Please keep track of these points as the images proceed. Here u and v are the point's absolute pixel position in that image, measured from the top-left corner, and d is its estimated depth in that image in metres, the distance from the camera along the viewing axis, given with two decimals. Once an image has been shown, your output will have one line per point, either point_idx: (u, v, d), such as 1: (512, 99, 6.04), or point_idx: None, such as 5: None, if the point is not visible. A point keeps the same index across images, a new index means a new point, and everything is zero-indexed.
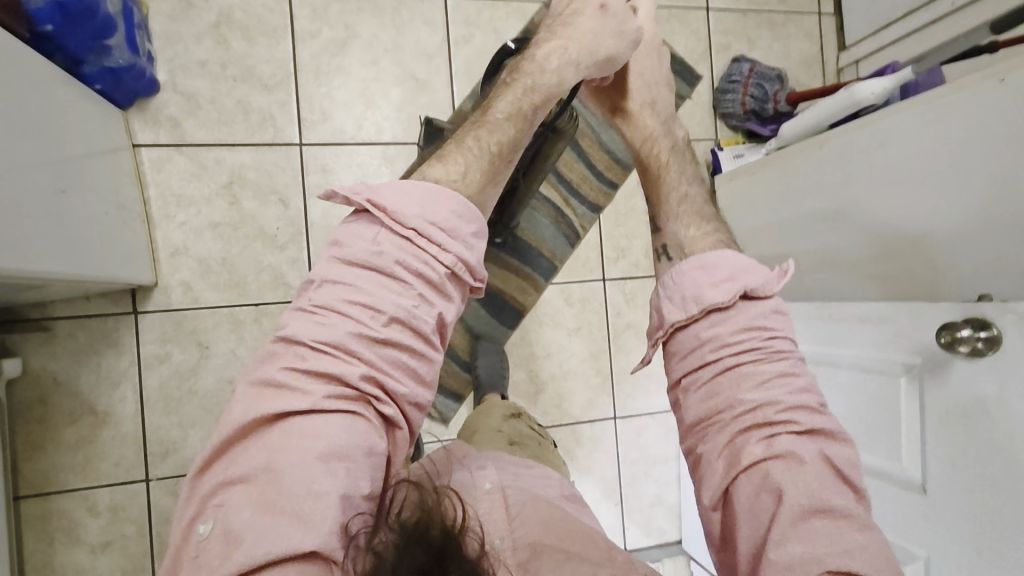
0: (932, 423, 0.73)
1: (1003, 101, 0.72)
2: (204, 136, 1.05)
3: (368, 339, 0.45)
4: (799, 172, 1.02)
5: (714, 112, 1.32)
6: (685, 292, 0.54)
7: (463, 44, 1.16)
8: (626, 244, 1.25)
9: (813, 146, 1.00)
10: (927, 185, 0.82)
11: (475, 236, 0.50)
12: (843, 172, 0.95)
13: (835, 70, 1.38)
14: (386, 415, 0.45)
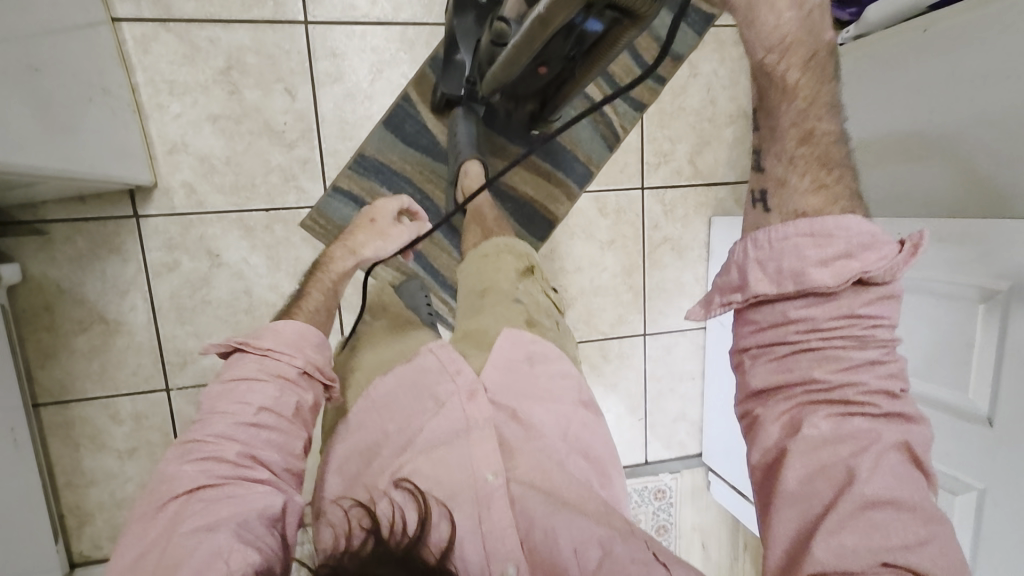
0: (1010, 355, 0.67)
1: None
2: (193, 10, 0.90)
3: (244, 422, 0.59)
4: (896, 63, 0.87)
5: None
6: (782, 263, 0.43)
7: None
8: (670, 148, 1.13)
9: (916, 31, 0.84)
10: None
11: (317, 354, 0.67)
12: (956, 64, 0.78)
13: None
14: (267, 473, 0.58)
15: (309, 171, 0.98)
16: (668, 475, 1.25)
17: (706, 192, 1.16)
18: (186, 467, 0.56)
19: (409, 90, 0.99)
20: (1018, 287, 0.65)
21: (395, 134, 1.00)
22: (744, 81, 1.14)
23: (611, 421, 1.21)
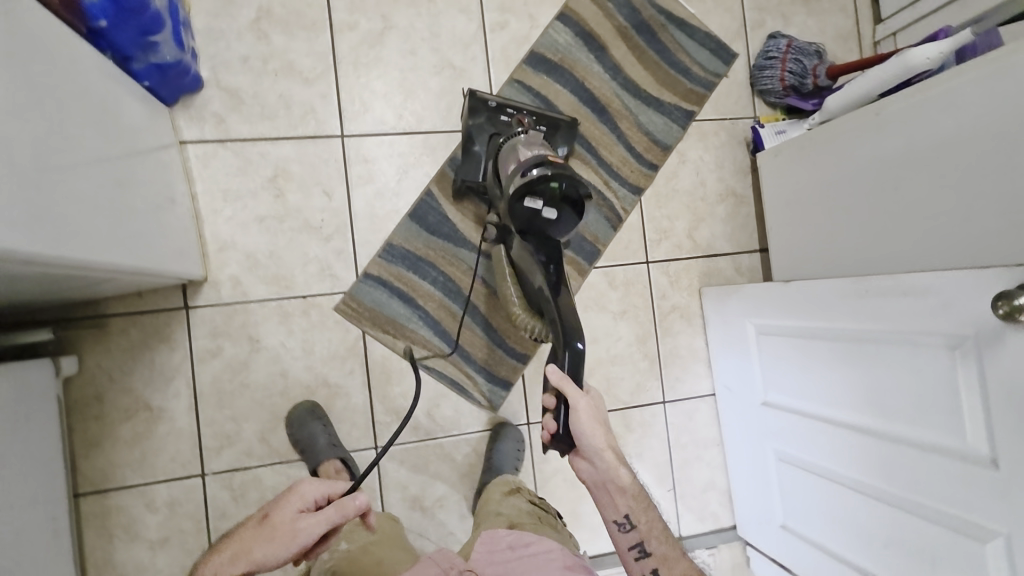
0: (999, 400, 0.65)
1: None
2: (248, 131, 1.05)
3: (290, 542, 0.63)
4: (852, 137, 1.00)
5: (751, 90, 1.30)
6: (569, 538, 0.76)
7: (499, 31, 1.17)
8: (669, 226, 1.24)
9: (868, 113, 0.96)
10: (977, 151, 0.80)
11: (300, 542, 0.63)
12: (903, 136, 0.91)
13: (871, 43, 1.37)
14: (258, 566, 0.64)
15: (343, 261, 1.08)
16: (705, 551, 1.21)
17: (705, 263, 1.25)
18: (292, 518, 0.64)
19: (430, 185, 1.12)
20: (984, 331, 0.66)
21: (420, 225, 1.11)
22: (729, 165, 1.28)
23: None
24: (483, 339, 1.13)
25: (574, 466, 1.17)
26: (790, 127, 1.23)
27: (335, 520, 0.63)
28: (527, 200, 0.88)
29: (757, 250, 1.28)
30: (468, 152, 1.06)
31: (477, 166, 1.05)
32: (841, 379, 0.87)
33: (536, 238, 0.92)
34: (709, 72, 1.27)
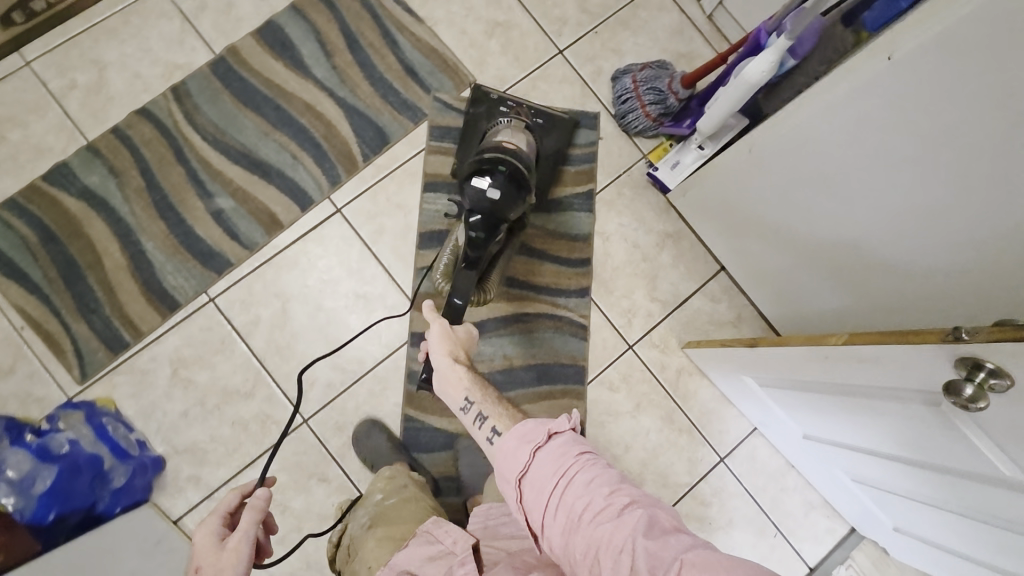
0: (1006, 446, 0.60)
1: (903, 74, 0.71)
2: (225, 472, 1.06)
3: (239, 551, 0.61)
4: (745, 177, 1.00)
5: (626, 134, 1.28)
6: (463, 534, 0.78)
7: (380, 237, 1.18)
8: (630, 303, 1.23)
9: (743, 151, 0.97)
10: (874, 163, 0.80)
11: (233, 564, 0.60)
12: (797, 164, 0.90)
13: (704, 19, 1.34)
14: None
15: None
16: (840, 569, 1.19)
17: (681, 313, 1.24)
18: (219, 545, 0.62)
19: (406, 412, 1.13)
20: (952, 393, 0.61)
21: (419, 452, 1.12)
22: (649, 212, 1.26)
23: (752, 555, 1.17)
24: None
25: None
26: (681, 155, 1.21)
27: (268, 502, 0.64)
28: (475, 179, 0.94)
29: (719, 271, 1.26)
30: (467, 140, 1.19)
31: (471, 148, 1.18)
32: (854, 424, 0.83)
33: (483, 220, 0.93)
34: (581, 146, 1.26)
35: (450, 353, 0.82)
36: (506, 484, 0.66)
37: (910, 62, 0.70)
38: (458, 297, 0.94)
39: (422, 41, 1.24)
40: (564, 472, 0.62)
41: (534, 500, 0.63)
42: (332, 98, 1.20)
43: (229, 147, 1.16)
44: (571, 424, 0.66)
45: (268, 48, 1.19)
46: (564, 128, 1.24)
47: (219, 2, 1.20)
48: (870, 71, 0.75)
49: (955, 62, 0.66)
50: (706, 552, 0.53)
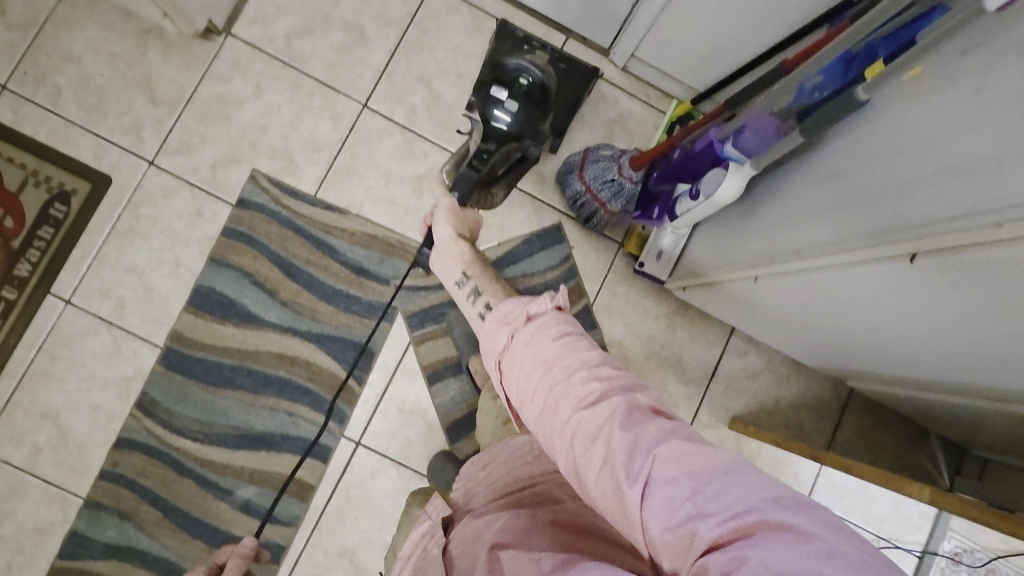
0: None
1: (933, 276, 0.57)
2: None
3: None
4: (753, 296, 0.88)
5: (597, 233, 1.18)
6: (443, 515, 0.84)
7: (409, 450, 1.13)
8: (669, 395, 1.19)
9: (745, 278, 0.85)
10: (913, 325, 0.67)
11: None
12: (816, 302, 0.77)
13: (622, 71, 1.21)
14: None
15: None
16: (946, 542, 1.23)
17: (717, 382, 1.20)
18: None
19: None
20: None
21: None
22: (652, 297, 1.19)
23: None
24: None
25: None
26: (663, 243, 1.12)
27: None
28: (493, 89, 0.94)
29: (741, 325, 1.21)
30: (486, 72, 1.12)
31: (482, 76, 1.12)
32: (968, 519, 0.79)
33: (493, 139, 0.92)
34: (559, 265, 1.17)
35: (454, 229, 0.90)
36: (490, 362, 0.65)
37: (940, 269, 0.56)
38: (458, 191, 0.95)
39: (357, 233, 1.13)
40: (548, 358, 0.58)
41: (509, 376, 0.62)
42: (297, 336, 1.11)
43: (221, 435, 1.08)
44: (554, 305, 0.63)
45: (209, 315, 1.09)
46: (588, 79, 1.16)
47: (136, 291, 1.08)
48: (891, 264, 0.60)
49: (997, 281, 0.51)
50: (682, 445, 0.50)
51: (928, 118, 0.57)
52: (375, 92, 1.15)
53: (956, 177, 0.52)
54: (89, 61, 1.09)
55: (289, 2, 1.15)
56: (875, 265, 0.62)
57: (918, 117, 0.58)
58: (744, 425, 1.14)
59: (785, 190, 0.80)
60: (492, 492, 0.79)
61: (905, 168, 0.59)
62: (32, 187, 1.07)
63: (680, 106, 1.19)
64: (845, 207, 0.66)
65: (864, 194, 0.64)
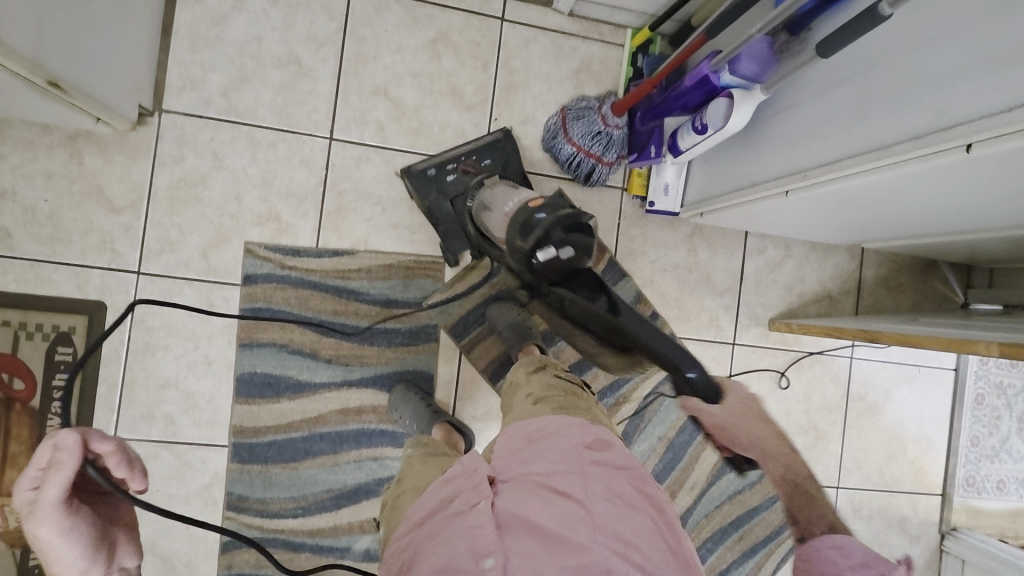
0: None
1: (989, 158, 0.61)
2: None
3: (56, 506, 0.54)
4: (789, 203, 0.92)
5: (598, 187, 1.19)
6: (464, 496, 0.60)
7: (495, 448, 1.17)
8: (708, 312, 1.25)
9: (780, 192, 0.88)
10: (968, 182, 0.71)
11: (50, 491, 0.54)
12: (861, 189, 0.81)
13: (569, 19, 1.18)
14: (61, 477, 0.54)
15: None
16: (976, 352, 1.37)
17: (747, 284, 1.26)
18: (65, 521, 0.54)
19: None
20: None
21: None
22: (665, 230, 1.23)
23: (915, 398, 1.36)
24: (766, 517, 1.27)
25: (877, 451, 1.34)
26: (667, 178, 1.15)
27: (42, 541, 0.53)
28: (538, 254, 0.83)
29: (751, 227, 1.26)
30: (442, 227, 1.10)
31: (453, 234, 1.09)
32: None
33: (572, 276, 0.86)
34: None
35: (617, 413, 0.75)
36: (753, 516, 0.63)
37: (997, 155, 0.59)
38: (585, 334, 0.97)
39: (373, 267, 1.11)
40: None
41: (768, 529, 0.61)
42: (354, 386, 1.11)
43: (320, 502, 1.09)
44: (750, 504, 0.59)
45: (262, 398, 1.07)
46: (508, 148, 1.13)
47: (180, 403, 1.05)
48: (943, 159, 0.63)
49: None
50: None
51: (955, 24, 0.60)
52: (336, 122, 1.10)
53: (999, 68, 0.55)
54: (26, 190, 1.00)
55: (210, 57, 1.06)
56: (923, 163, 0.66)
57: (936, 20, 0.63)
58: (789, 326, 1.23)
59: (798, 106, 0.84)
60: (543, 446, 0.65)
61: (943, 67, 0.61)
62: (27, 340, 1.00)
63: (635, 35, 1.19)
64: (891, 106, 0.68)
65: (905, 98, 0.66)
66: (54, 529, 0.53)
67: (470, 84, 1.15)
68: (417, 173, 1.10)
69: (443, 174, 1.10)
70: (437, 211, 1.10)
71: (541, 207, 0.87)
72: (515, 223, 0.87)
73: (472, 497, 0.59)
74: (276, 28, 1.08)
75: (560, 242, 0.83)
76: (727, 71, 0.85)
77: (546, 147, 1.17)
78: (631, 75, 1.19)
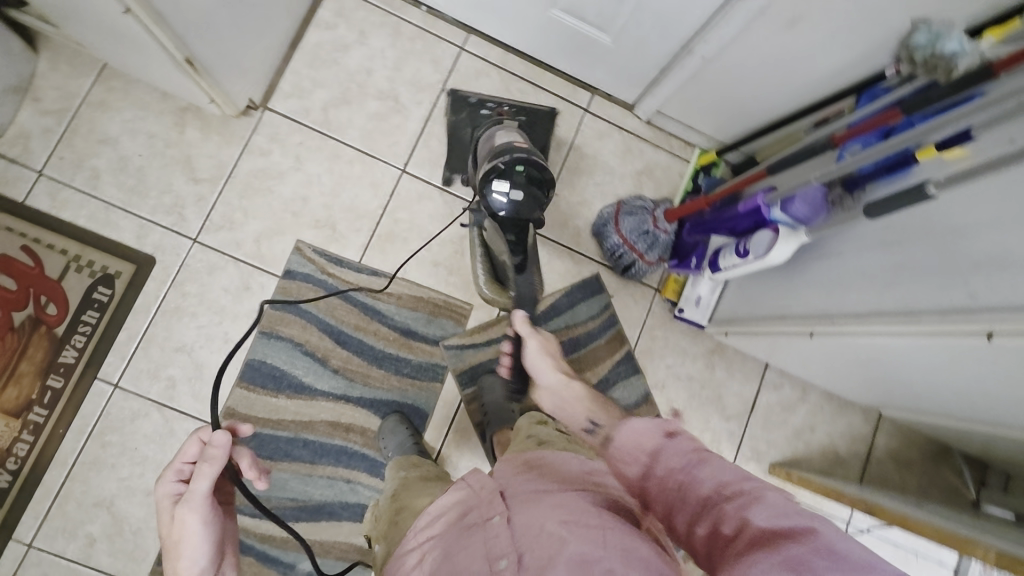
0: None
1: (1006, 351, 0.65)
2: None
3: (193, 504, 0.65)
4: (808, 345, 0.94)
5: (633, 282, 1.23)
6: (470, 519, 0.57)
7: None
8: (711, 433, 1.23)
9: (803, 334, 0.91)
10: (984, 372, 0.74)
11: (192, 489, 0.65)
12: (880, 351, 0.84)
13: (646, 126, 1.28)
14: (198, 482, 0.64)
15: None
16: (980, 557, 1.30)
17: (756, 415, 1.25)
18: (196, 517, 0.64)
19: None
20: None
21: None
22: (688, 339, 1.24)
23: None
24: None
25: None
26: (702, 291, 1.18)
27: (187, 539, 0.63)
28: (495, 184, 0.97)
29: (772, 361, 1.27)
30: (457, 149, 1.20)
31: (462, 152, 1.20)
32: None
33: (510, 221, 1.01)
34: (600, 314, 1.22)
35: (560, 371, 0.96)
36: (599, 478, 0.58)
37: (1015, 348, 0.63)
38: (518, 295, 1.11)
39: (405, 296, 1.16)
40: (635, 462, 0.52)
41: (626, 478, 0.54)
42: (352, 402, 1.12)
43: (281, 508, 1.08)
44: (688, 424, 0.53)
45: (262, 388, 1.09)
46: (542, 118, 1.24)
47: (186, 369, 1.08)
48: (964, 339, 0.67)
49: None
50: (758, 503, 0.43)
51: (983, 219, 0.65)
52: (412, 158, 1.19)
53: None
54: (127, 142, 1.10)
55: (323, 75, 1.18)
56: (944, 338, 0.70)
57: (971, 209, 0.67)
58: (788, 475, 1.20)
59: (837, 257, 0.87)
60: (551, 476, 0.60)
61: (970, 255, 0.66)
62: (74, 272, 1.06)
63: (702, 155, 1.27)
64: (921, 278, 0.73)
65: (935, 275, 0.71)
66: (194, 525, 0.64)
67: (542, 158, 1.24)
68: (461, 94, 1.21)
69: (484, 104, 1.21)
70: (463, 129, 1.21)
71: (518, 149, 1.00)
72: (493, 151, 1.00)
73: (488, 510, 0.56)
74: (386, 67, 1.20)
75: (512, 176, 0.97)
76: (779, 208, 0.88)
77: (595, 234, 1.23)
78: (689, 190, 1.26)
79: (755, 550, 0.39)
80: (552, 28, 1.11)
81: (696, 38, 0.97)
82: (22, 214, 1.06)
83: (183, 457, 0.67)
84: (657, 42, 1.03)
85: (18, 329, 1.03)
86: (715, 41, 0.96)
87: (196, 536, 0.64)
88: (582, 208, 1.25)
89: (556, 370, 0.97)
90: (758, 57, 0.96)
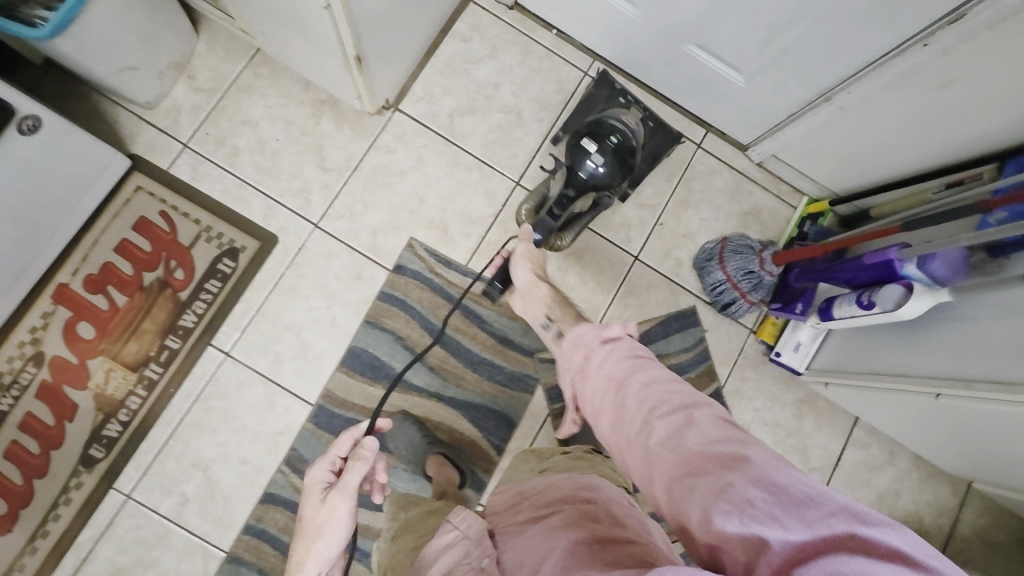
0: None
1: None
2: None
3: (343, 493, 0.76)
4: (927, 407, 0.93)
5: (729, 320, 1.23)
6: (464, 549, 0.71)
7: None
8: None
9: (926, 394, 0.90)
10: None
11: (347, 479, 0.76)
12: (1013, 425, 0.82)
13: (756, 168, 1.28)
14: (353, 475, 0.76)
15: None
16: None
17: (840, 472, 1.23)
18: (343, 504, 0.76)
19: None
20: None
21: None
22: (777, 384, 1.23)
23: None
24: None
25: None
26: (805, 338, 1.18)
27: (334, 523, 0.75)
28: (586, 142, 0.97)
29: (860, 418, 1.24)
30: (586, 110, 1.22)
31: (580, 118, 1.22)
32: None
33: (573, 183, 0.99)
34: (692, 347, 1.22)
35: (531, 271, 0.94)
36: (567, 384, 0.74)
37: None
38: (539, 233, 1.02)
39: (505, 304, 1.18)
40: (620, 378, 0.65)
41: (597, 402, 0.67)
42: (442, 402, 1.14)
43: (364, 496, 1.10)
44: (626, 332, 0.71)
45: (361, 376, 1.12)
46: (670, 135, 1.23)
47: (293, 348, 1.12)
48: None
49: None
50: (727, 440, 0.53)
51: None
52: (527, 172, 1.22)
53: None
54: (267, 127, 1.16)
55: (453, 84, 1.22)
56: None
57: None
58: None
59: (970, 321, 0.86)
60: (533, 499, 0.73)
61: None
62: (204, 242, 1.12)
63: (811, 204, 1.27)
64: None
65: None
66: (341, 512, 0.75)
67: (651, 187, 1.26)
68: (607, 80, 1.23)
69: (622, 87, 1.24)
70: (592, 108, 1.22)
71: (621, 123, 1.03)
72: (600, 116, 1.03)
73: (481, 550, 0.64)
74: (513, 83, 1.24)
75: (602, 145, 0.97)
76: (914, 264, 0.90)
77: (694, 268, 1.24)
78: (794, 236, 1.26)
79: (705, 504, 0.49)
80: (685, 63, 1.13)
81: (837, 88, 0.99)
82: (165, 182, 1.12)
83: (339, 451, 0.81)
84: (794, 88, 1.04)
85: (147, 289, 1.09)
86: (859, 92, 0.97)
87: (337, 528, 0.75)
88: (685, 241, 1.26)
89: (527, 266, 0.96)
90: (900, 114, 0.97)
